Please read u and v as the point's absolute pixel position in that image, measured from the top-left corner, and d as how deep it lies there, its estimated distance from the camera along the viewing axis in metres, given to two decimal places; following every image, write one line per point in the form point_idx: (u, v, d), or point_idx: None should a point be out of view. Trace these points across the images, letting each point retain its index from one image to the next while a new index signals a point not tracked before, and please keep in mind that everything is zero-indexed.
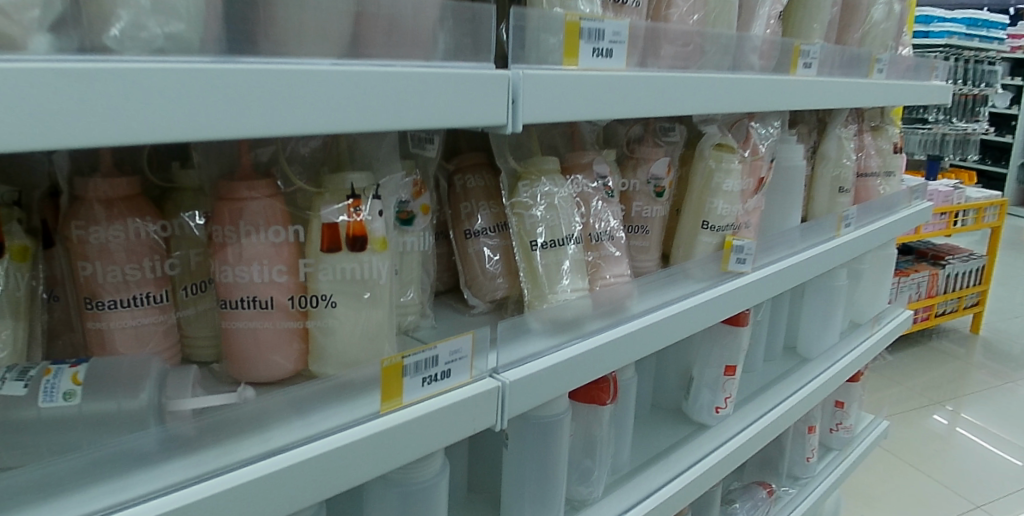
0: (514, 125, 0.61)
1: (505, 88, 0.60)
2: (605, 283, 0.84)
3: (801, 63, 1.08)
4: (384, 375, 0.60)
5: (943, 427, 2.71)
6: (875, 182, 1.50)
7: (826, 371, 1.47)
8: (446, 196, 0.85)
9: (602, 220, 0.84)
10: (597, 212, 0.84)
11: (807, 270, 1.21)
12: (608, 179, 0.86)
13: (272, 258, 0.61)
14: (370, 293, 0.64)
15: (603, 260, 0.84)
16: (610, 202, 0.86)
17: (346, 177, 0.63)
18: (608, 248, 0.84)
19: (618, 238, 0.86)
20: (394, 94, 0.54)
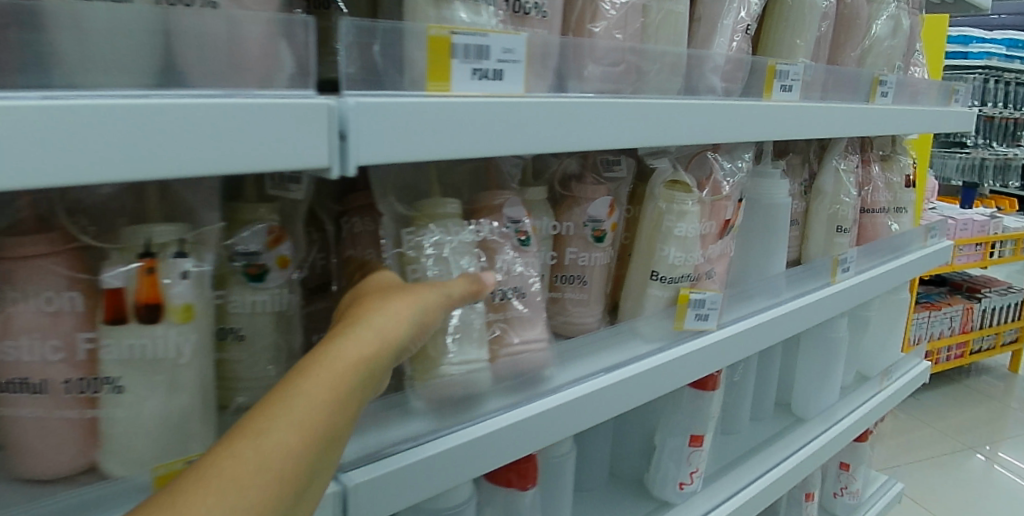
0: (342, 167, 0.48)
1: (327, 119, 0.47)
2: (511, 351, 0.71)
3: (777, 85, 0.92)
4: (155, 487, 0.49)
5: (977, 474, 2.45)
6: (882, 218, 1.32)
7: (823, 433, 1.29)
8: (331, 239, 0.72)
9: (511, 275, 0.71)
10: (505, 265, 0.71)
11: (793, 323, 1.04)
12: (524, 225, 0.73)
13: (46, 330, 0.48)
14: (168, 375, 0.51)
15: (512, 322, 0.72)
16: (524, 252, 0.73)
17: (143, 230, 0.50)
18: (518, 309, 0.72)
19: (530, 295, 0.73)
20: (154, 128, 0.39)
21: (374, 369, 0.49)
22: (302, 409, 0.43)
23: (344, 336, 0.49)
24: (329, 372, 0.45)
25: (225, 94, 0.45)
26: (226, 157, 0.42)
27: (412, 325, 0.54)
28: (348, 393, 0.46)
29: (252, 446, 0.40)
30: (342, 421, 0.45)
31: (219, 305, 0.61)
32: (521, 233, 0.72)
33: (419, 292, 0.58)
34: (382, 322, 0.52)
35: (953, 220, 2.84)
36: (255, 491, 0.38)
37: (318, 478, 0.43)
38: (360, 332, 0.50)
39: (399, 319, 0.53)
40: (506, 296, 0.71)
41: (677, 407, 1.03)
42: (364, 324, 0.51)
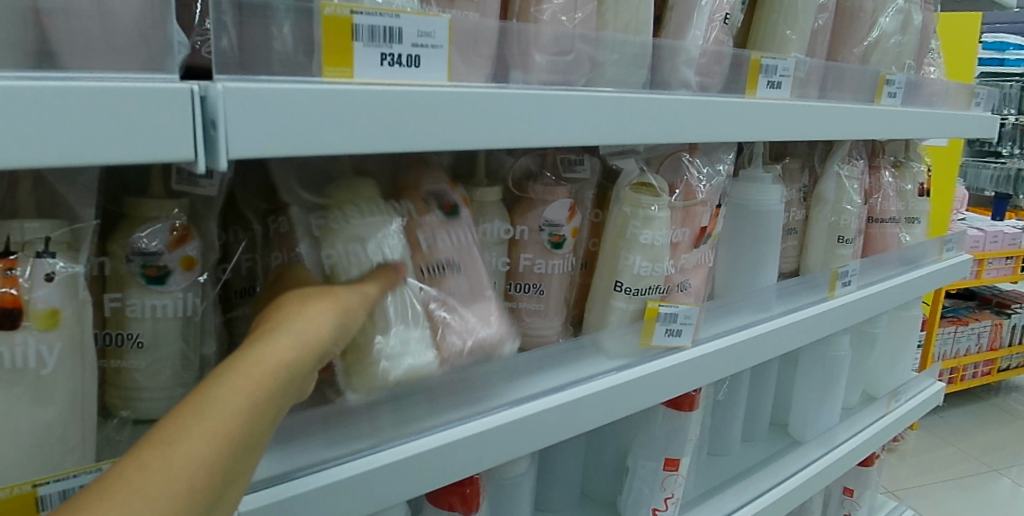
0: (210, 160, 0.43)
1: (190, 106, 0.41)
2: (463, 329, 0.63)
3: (763, 80, 0.85)
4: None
5: (1003, 499, 2.30)
6: (892, 229, 1.23)
7: (820, 460, 1.15)
8: (258, 240, 0.66)
9: (444, 244, 0.65)
10: (434, 238, 0.65)
11: (786, 340, 0.94)
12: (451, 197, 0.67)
13: None
14: (29, 388, 0.45)
15: (453, 296, 0.64)
16: (456, 220, 0.67)
17: (7, 227, 0.46)
18: (459, 279, 0.65)
19: (468, 261, 0.67)
20: None
21: (303, 371, 0.43)
22: (219, 414, 0.36)
23: (264, 337, 0.43)
24: (253, 373, 0.39)
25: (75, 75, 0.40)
26: (58, 142, 0.37)
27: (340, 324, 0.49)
28: (276, 396, 0.40)
29: (168, 454, 0.33)
30: (267, 426, 0.39)
31: (115, 309, 0.55)
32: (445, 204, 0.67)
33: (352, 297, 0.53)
34: (310, 322, 0.46)
35: (983, 232, 2.70)
36: (170, 505, 0.31)
37: (237, 491, 0.37)
38: (281, 333, 0.43)
39: (328, 318, 0.48)
40: (442, 267, 0.65)
41: (652, 426, 0.95)
42: (291, 326, 0.45)
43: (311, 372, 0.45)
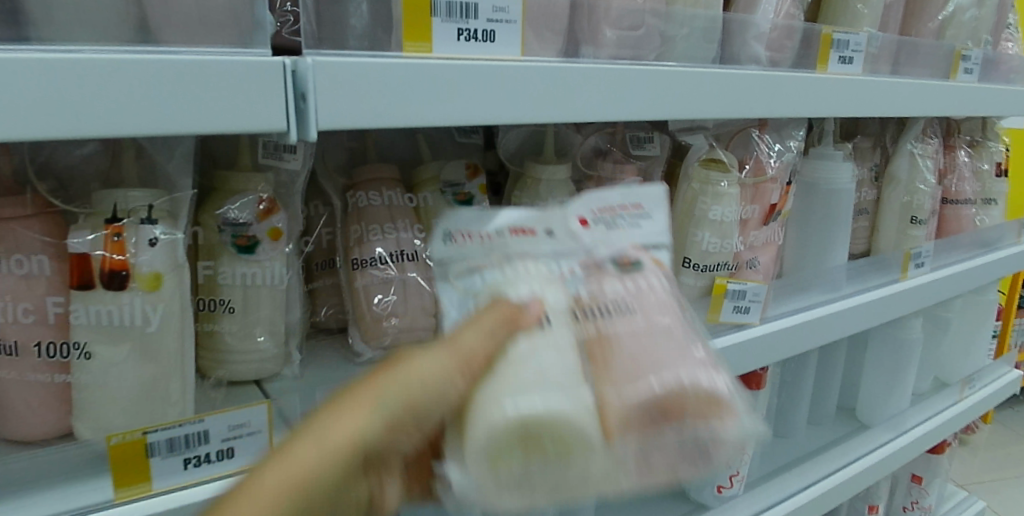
0: (301, 131, 0.45)
1: (282, 79, 0.43)
2: (634, 379, 0.36)
3: (835, 56, 0.83)
4: (113, 457, 0.44)
5: None
6: (967, 211, 1.17)
7: (890, 443, 1.13)
8: (340, 215, 0.68)
9: (615, 293, 0.40)
10: (607, 265, 0.42)
11: (855, 320, 0.92)
12: (629, 249, 0.43)
13: (15, 293, 0.48)
14: (135, 344, 0.49)
15: (630, 337, 0.38)
16: (642, 275, 0.42)
17: (111, 195, 0.49)
18: (647, 319, 0.39)
19: (655, 311, 0.40)
20: (78, 78, 0.37)
21: (323, 504, 0.30)
22: None
23: (280, 452, 0.30)
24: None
25: (182, 50, 0.43)
26: (167, 110, 0.40)
27: (395, 413, 0.31)
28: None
29: None
30: None
31: (208, 277, 0.59)
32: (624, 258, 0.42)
33: (431, 356, 0.33)
34: (334, 426, 0.30)
35: None
36: None
37: None
38: (305, 442, 0.30)
39: (382, 413, 0.31)
40: (609, 307, 0.39)
41: None
42: (332, 423, 0.31)
43: (345, 493, 0.31)
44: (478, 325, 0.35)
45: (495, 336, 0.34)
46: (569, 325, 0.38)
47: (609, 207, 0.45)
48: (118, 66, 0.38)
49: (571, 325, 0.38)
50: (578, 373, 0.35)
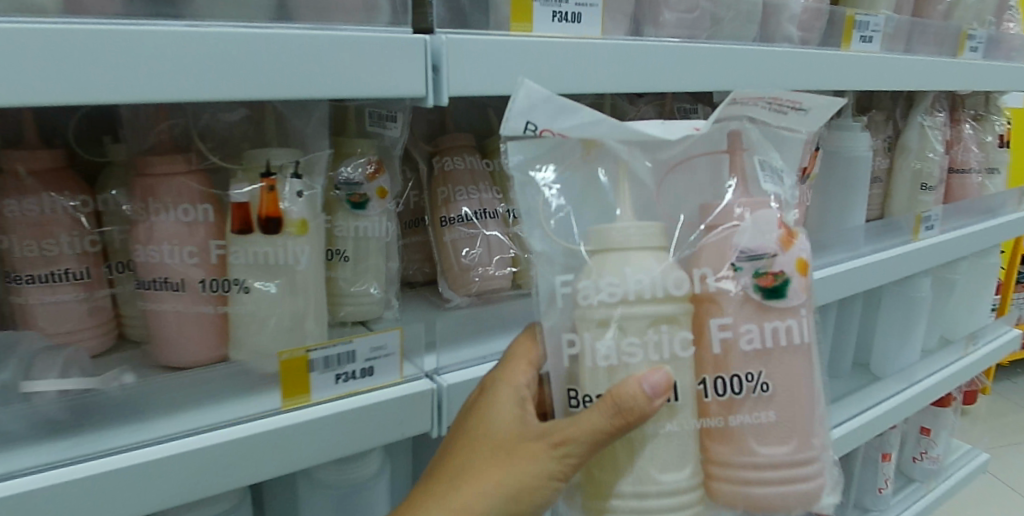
0: (436, 97, 0.55)
1: (422, 53, 0.53)
2: (749, 465, 0.48)
3: (857, 36, 0.92)
4: (285, 369, 0.55)
5: None
6: (974, 179, 1.27)
7: (901, 393, 1.25)
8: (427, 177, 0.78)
9: (745, 359, 0.47)
10: (749, 291, 0.47)
11: (874, 275, 1.03)
12: (776, 260, 0.47)
13: (183, 237, 0.57)
14: (286, 280, 0.58)
15: (747, 433, 0.48)
16: (783, 316, 0.48)
17: (264, 152, 0.58)
18: (764, 413, 0.48)
19: (783, 405, 0.48)
20: (272, 54, 0.47)
21: None
22: None
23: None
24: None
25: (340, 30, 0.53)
26: (337, 79, 0.49)
27: (506, 503, 0.45)
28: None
29: None
30: None
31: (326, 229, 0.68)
32: (767, 276, 0.47)
33: (538, 451, 0.46)
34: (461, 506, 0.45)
35: None
36: None
37: None
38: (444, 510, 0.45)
39: (498, 495, 0.45)
40: (738, 387, 0.48)
41: None
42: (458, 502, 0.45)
43: None
44: (589, 436, 0.43)
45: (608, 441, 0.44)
46: (692, 422, 0.47)
47: (756, 98, 0.50)
48: (306, 45, 0.48)
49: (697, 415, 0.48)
50: (687, 468, 0.47)
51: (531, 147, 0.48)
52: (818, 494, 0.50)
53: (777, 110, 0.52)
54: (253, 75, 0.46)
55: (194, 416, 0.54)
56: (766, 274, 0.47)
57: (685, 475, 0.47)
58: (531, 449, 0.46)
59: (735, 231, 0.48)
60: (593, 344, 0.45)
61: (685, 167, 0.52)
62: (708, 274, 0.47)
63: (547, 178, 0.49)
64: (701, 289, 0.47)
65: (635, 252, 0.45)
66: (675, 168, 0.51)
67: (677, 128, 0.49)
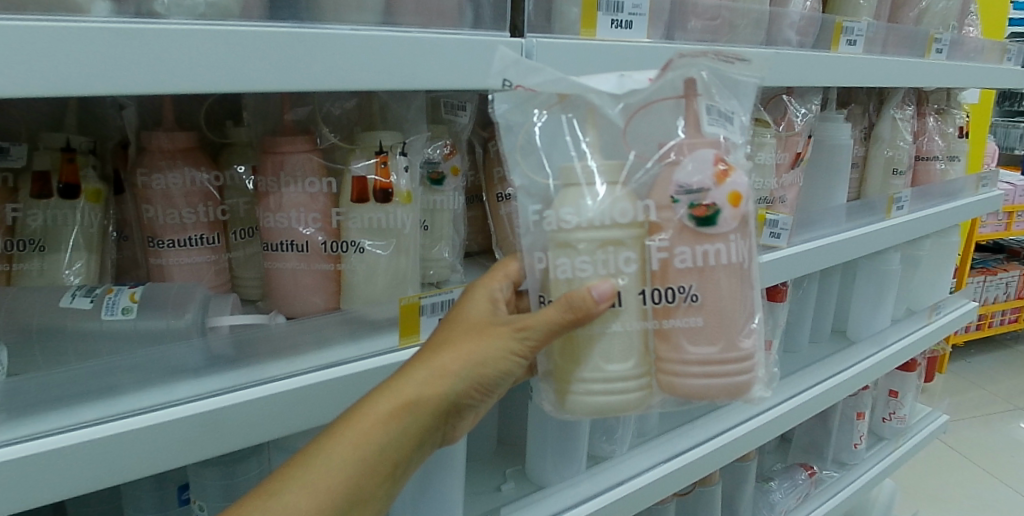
0: None
1: (517, 54, 0.68)
2: (681, 364, 0.58)
3: (844, 40, 1.07)
4: (403, 312, 0.68)
5: None
6: (936, 165, 1.45)
7: (876, 354, 1.41)
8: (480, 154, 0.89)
9: (681, 274, 0.57)
10: (683, 219, 0.56)
11: (854, 248, 1.18)
12: (709, 194, 0.55)
13: (308, 205, 0.68)
14: (394, 240, 0.70)
15: (680, 336, 0.58)
16: (713, 241, 0.57)
17: (376, 135, 0.69)
18: (691, 318, 0.58)
19: (711, 315, 0.57)
20: (400, 55, 0.60)
21: (438, 408, 0.55)
22: (351, 453, 0.53)
23: (408, 373, 0.55)
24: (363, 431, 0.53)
25: (447, 34, 0.64)
26: (452, 76, 0.64)
27: (472, 369, 0.55)
28: (382, 451, 0.54)
29: (296, 473, 0.52)
30: (402, 450, 0.55)
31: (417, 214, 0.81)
32: (701, 207, 0.56)
33: (501, 329, 0.57)
34: (436, 367, 0.55)
35: (1013, 186, 3.05)
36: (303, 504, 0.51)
37: (372, 496, 0.54)
38: (420, 369, 0.55)
39: (466, 360, 0.55)
40: (673, 297, 0.57)
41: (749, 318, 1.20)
42: (433, 362, 0.55)
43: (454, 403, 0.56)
44: (547, 321, 0.55)
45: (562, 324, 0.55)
46: (637, 324, 0.58)
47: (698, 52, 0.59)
48: (431, 45, 0.62)
49: (641, 318, 0.58)
50: (630, 360, 0.59)
51: (513, 98, 0.58)
52: (744, 384, 0.61)
53: (724, 61, 0.61)
54: (382, 70, 0.60)
55: (327, 353, 0.66)
56: (699, 206, 0.56)
57: (629, 366, 0.59)
58: (495, 329, 0.57)
59: (678, 168, 0.56)
60: (555, 260, 0.55)
61: (652, 113, 0.59)
62: (652, 207, 0.56)
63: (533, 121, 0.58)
64: (645, 217, 0.56)
65: (591, 186, 0.55)
66: (638, 112, 0.59)
67: (628, 83, 0.58)
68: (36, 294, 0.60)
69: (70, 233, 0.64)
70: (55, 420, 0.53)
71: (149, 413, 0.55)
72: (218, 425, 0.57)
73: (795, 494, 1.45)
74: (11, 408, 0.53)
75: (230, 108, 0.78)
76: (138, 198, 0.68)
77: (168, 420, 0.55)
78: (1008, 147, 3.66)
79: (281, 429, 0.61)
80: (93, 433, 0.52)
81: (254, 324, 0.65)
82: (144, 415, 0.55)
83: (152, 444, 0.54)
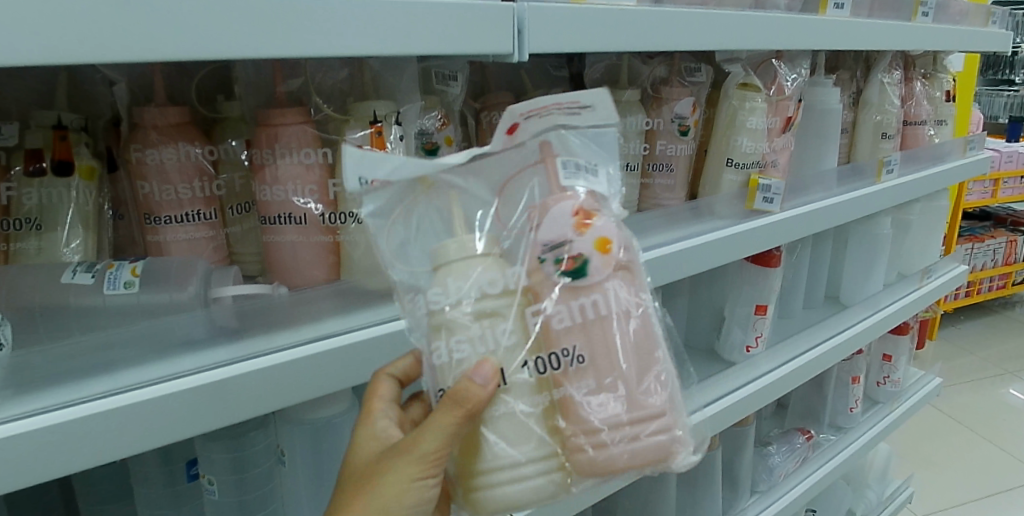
0: (520, 54, 0.69)
1: (510, 19, 0.68)
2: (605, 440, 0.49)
3: (832, 3, 1.08)
4: None
5: (1019, 399, 2.61)
6: (924, 129, 1.48)
7: (870, 317, 1.43)
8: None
9: (564, 330, 0.50)
10: (552, 278, 0.50)
11: (846, 211, 1.19)
12: (572, 245, 0.50)
13: (304, 177, 0.68)
14: None
15: (576, 404, 0.49)
16: (588, 293, 0.50)
17: (370, 104, 0.69)
18: (587, 381, 0.49)
19: (601, 372, 0.50)
20: (393, 21, 0.60)
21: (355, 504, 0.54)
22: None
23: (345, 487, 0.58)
24: (349, 483, 0.52)
25: None
26: (444, 41, 0.63)
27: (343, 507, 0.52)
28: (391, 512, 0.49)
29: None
30: None
31: (338, 192, 0.69)
32: (568, 261, 0.50)
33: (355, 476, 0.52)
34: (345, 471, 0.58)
35: (999, 152, 3.09)
36: None
37: None
38: None
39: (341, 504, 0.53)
40: (557, 364, 0.50)
41: (745, 282, 1.22)
42: None
43: None
44: (440, 434, 0.47)
45: (458, 431, 0.47)
46: (531, 404, 0.49)
47: (541, 106, 0.53)
48: (424, 10, 0.62)
49: (535, 396, 0.49)
50: (533, 440, 0.49)
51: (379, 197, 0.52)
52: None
53: (568, 111, 0.54)
54: (377, 35, 0.59)
55: (329, 322, 0.66)
56: (564, 259, 0.50)
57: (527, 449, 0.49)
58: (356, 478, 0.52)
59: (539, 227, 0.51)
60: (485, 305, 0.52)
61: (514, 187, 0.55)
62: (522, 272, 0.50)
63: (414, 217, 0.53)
64: (518, 284, 0.50)
65: (455, 264, 0.49)
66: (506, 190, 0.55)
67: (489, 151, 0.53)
68: (35, 271, 0.61)
69: (66, 211, 0.64)
70: (63, 394, 0.53)
71: (155, 385, 0.54)
72: (228, 394, 0.57)
73: (794, 458, 1.47)
74: (18, 384, 0.53)
75: (222, 83, 0.77)
76: (133, 174, 0.67)
77: (176, 391, 0.54)
78: (992, 115, 3.69)
79: (288, 398, 0.61)
80: (106, 404, 0.52)
81: (257, 294, 0.65)
82: (151, 388, 0.54)
83: (160, 416, 0.54)
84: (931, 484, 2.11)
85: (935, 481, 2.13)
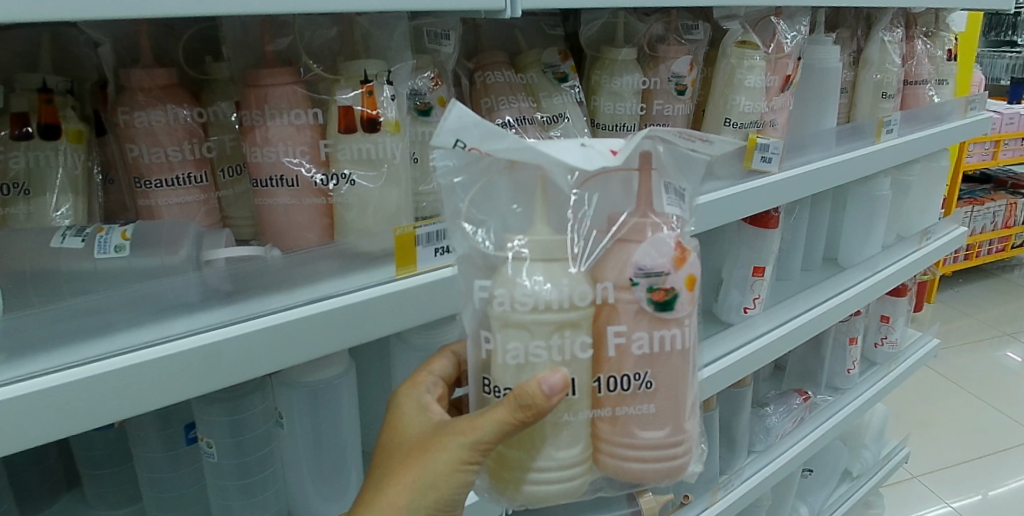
0: (512, 10, 0.68)
1: None
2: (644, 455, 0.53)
3: None
4: (398, 243, 0.68)
5: (1015, 361, 2.63)
6: (925, 88, 1.46)
7: (868, 279, 1.43)
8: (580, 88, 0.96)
9: (639, 357, 0.51)
10: (642, 304, 0.50)
11: (845, 172, 1.18)
12: (667, 278, 0.50)
13: (295, 138, 0.67)
14: (386, 169, 0.69)
15: (631, 422, 0.53)
16: (669, 325, 0.51)
17: (360, 64, 0.68)
18: (648, 405, 0.52)
19: (662, 399, 0.53)
20: None
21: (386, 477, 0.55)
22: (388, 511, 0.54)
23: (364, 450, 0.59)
24: (397, 455, 0.53)
25: None
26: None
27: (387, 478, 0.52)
28: (436, 490, 0.49)
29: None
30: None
31: (328, 153, 0.68)
32: (660, 291, 0.50)
33: (403, 452, 0.53)
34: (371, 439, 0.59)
35: (1000, 114, 3.05)
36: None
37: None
38: None
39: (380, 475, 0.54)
40: (626, 385, 0.52)
41: (743, 243, 1.21)
42: None
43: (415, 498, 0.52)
44: (500, 426, 0.47)
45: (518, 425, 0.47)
46: (586, 413, 0.52)
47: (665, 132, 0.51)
48: None
49: (591, 407, 0.52)
50: (578, 445, 0.52)
51: (455, 156, 0.51)
52: None
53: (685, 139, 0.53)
54: None
55: (324, 285, 0.66)
56: (658, 290, 0.50)
57: (574, 452, 0.52)
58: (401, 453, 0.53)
59: (634, 248, 0.50)
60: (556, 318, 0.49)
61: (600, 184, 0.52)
62: (609, 287, 0.50)
63: (454, 166, 0.52)
64: (602, 299, 0.50)
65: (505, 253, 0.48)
66: (589, 181, 0.52)
67: (596, 157, 0.48)
68: (25, 235, 0.60)
69: (54, 175, 0.63)
70: (57, 357, 0.52)
71: (150, 348, 0.54)
72: (223, 356, 0.57)
73: (791, 418, 1.48)
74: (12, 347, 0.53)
75: (209, 43, 0.76)
76: (121, 138, 0.66)
77: (170, 354, 0.54)
78: (993, 77, 3.64)
79: (284, 361, 0.61)
80: (101, 367, 0.51)
81: (249, 256, 0.65)
82: (146, 351, 0.54)
83: (156, 379, 0.54)
84: (926, 444, 2.14)
85: (931, 441, 2.15)
